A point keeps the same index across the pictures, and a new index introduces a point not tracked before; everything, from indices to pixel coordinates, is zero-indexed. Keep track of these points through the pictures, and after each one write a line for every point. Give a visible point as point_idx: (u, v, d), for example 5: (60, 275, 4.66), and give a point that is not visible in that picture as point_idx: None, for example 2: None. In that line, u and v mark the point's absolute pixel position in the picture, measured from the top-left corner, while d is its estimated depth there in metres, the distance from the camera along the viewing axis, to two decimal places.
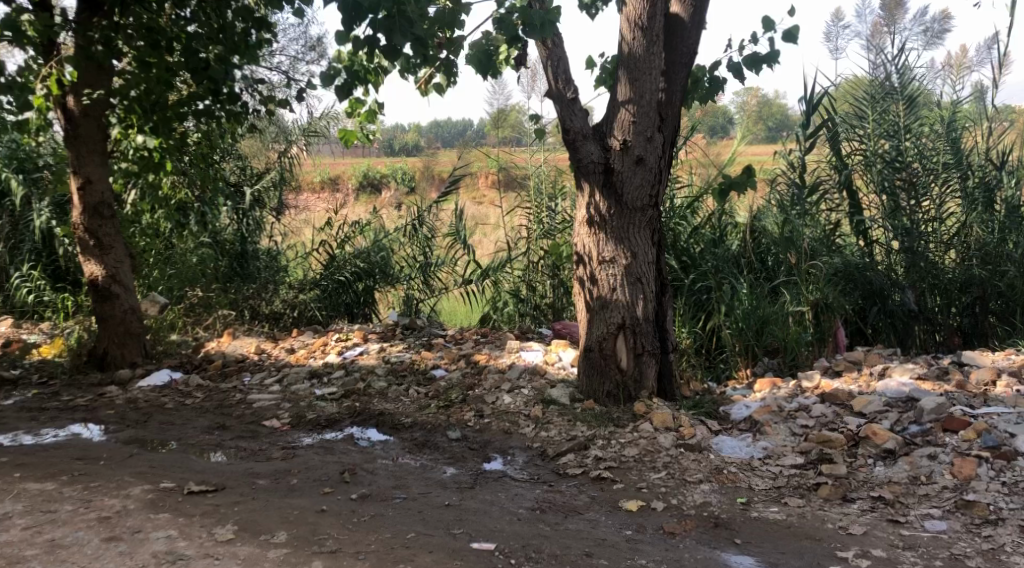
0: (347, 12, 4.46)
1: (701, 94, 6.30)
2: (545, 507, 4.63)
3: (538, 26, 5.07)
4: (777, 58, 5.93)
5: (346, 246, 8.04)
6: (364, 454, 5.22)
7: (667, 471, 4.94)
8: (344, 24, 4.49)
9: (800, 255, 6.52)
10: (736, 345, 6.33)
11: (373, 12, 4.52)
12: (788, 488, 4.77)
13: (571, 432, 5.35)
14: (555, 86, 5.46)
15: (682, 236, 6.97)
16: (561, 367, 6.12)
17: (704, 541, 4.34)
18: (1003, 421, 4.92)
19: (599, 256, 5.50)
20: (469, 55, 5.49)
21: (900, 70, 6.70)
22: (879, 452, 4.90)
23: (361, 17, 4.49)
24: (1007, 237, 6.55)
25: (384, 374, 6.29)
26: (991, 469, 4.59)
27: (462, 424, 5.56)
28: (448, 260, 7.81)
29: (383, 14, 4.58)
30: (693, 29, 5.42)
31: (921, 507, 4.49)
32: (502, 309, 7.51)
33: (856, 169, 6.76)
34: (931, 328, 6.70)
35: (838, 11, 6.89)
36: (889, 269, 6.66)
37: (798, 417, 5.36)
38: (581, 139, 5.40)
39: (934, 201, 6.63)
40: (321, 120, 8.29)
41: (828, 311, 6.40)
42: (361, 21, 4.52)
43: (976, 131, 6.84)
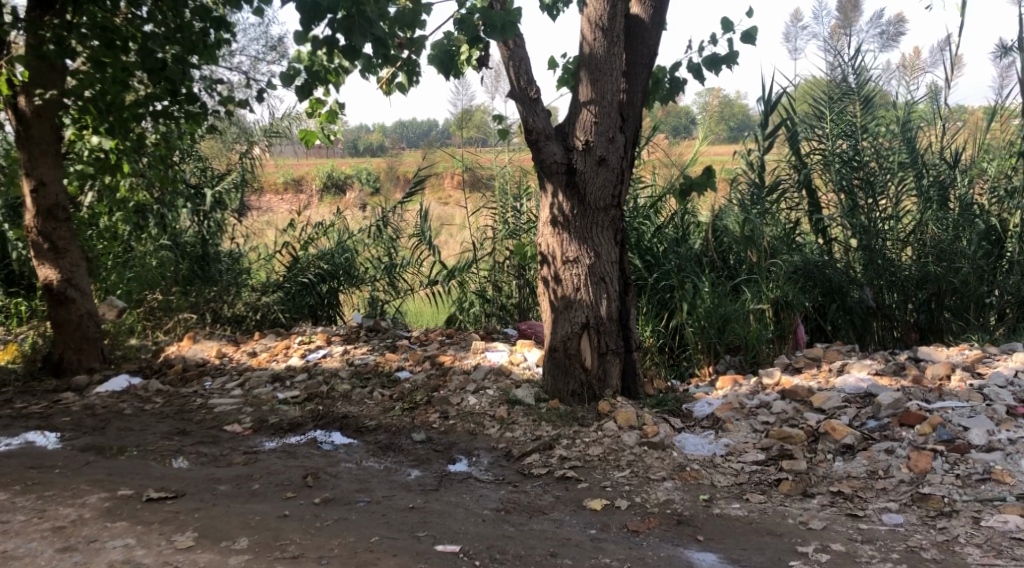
0: (305, 12, 4.47)
1: (661, 95, 6.34)
2: (510, 508, 4.64)
3: (499, 28, 5.07)
4: (737, 59, 6.01)
5: (310, 247, 7.98)
6: (328, 458, 5.20)
7: (631, 470, 4.98)
8: (302, 24, 4.50)
9: (759, 253, 6.61)
10: (699, 343, 6.40)
11: (331, 12, 4.51)
12: (750, 484, 4.83)
13: (536, 432, 5.37)
14: (518, 86, 5.43)
15: (646, 235, 7.00)
16: (526, 367, 6.11)
17: (667, 539, 4.38)
18: (957, 415, 5.01)
19: (563, 256, 5.52)
20: (431, 55, 5.47)
21: (856, 71, 6.82)
22: (838, 447, 4.97)
23: (319, 17, 4.50)
24: (961, 234, 6.58)
25: (348, 377, 6.26)
26: (946, 462, 4.67)
27: (427, 426, 5.55)
28: (414, 261, 7.76)
29: (342, 14, 4.56)
30: (652, 28, 5.47)
31: (879, 501, 4.56)
32: (468, 310, 7.49)
33: (815, 168, 6.85)
34: (889, 324, 6.81)
35: (796, 12, 6.97)
36: (847, 267, 6.78)
37: (760, 414, 5.42)
38: (544, 139, 5.39)
39: (891, 200, 6.71)
40: (283, 121, 8.21)
41: (788, 309, 6.51)
42: (320, 21, 4.52)
43: (932, 131, 6.90)
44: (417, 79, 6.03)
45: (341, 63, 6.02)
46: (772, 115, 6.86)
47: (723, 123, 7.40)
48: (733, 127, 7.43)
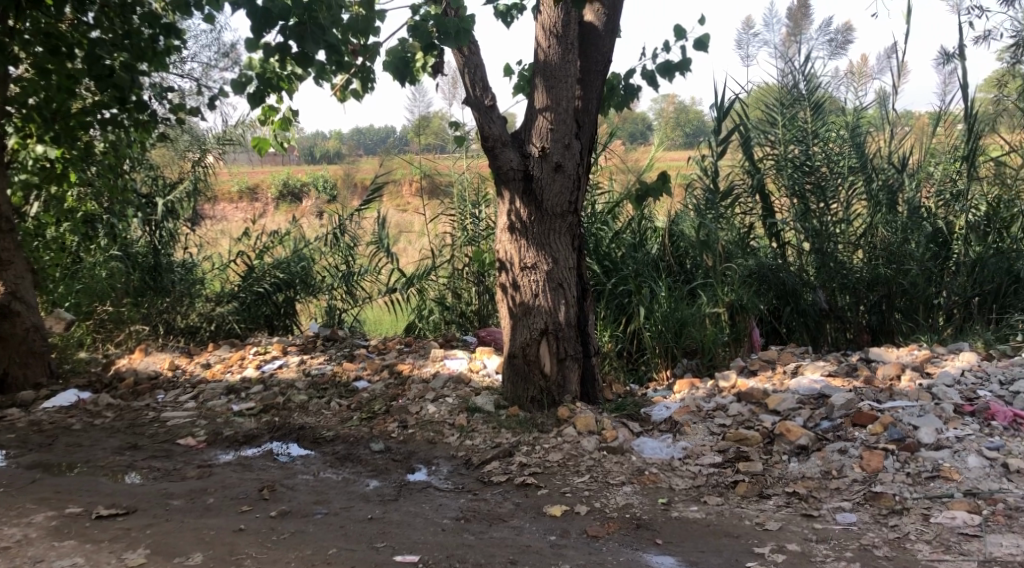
0: (256, 20, 4.43)
1: (616, 102, 6.40)
2: (470, 516, 4.63)
3: (453, 35, 5.06)
4: (690, 66, 6.08)
5: (266, 256, 7.91)
6: (284, 470, 5.15)
7: (590, 475, 5.00)
8: (253, 31, 4.45)
9: (715, 258, 6.71)
10: (656, 347, 6.44)
11: (283, 19, 4.47)
12: (708, 487, 4.87)
13: (495, 440, 5.37)
14: (473, 93, 5.44)
15: (604, 241, 7.04)
16: (485, 374, 6.09)
17: (627, 543, 4.40)
18: (907, 414, 5.10)
19: (521, 262, 5.53)
20: (385, 62, 5.47)
21: (807, 78, 6.93)
22: (793, 448, 5.03)
23: (270, 24, 4.45)
24: (909, 237, 6.67)
25: (304, 388, 6.20)
26: (897, 461, 4.75)
27: (385, 436, 5.52)
28: (372, 269, 7.68)
29: (294, 21, 4.53)
30: (607, 36, 5.50)
31: (833, 501, 4.62)
32: (427, 318, 7.45)
33: (768, 173, 6.96)
34: (841, 326, 6.92)
35: (748, 19, 7.06)
36: (800, 271, 6.90)
37: (716, 417, 5.47)
38: (500, 146, 5.40)
39: (842, 204, 6.84)
40: (236, 128, 8.09)
41: (743, 312, 6.58)
42: (271, 29, 4.47)
43: (880, 136, 7.00)
44: (371, 85, 5.96)
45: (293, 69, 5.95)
46: (725, 121, 6.91)
47: (678, 129, 7.46)
48: (687, 133, 7.45)
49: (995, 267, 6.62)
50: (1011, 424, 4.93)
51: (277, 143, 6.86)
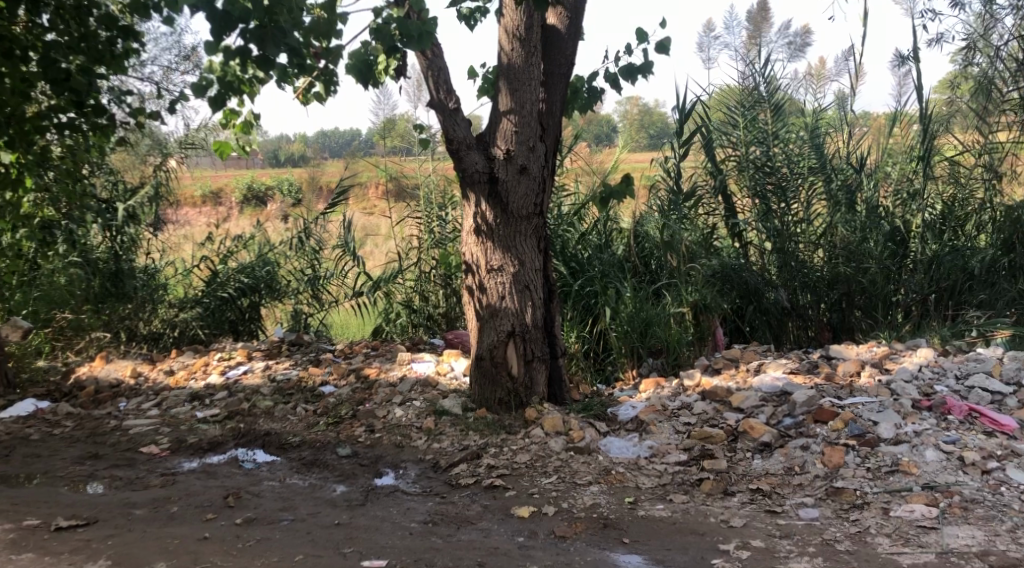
0: (216, 22, 4.42)
1: (580, 104, 6.43)
2: (438, 520, 4.65)
3: (416, 38, 5.04)
4: (652, 69, 6.14)
5: (230, 261, 7.87)
6: (249, 477, 5.14)
7: (557, 475, 5.03)
8: (213, 34, 4.45)
9: (678, 258, 6.76)
10: (623, 347, 6.50)
11: (244, 22, 4.47)
12: (673, 485, 4.92)
13: (463, 443, 5.39)
14: (437, 96, 5.43)
15: (571, 242, 7.08)
16: (453, 377, 6.11)
17: (594, 543, 4.44)
18: (867, 410, 5.19)
19: (487, 265, 5.55)
20: (348, 64, 5.25)
21: (767, 80, 7.00)
22: (756, 445, 5.10)
23: (231, 27, 4.45)
24: (869, 235, 6.79)
25: (270, 394, 6.18)
26: (857, 456, 4.84)
27: (352, 441, 5.51)
28: (337, 274, 7.64)
29: (255, 24, 4.53)
30: (569, 39, 5.57)
31: (796, 497, 4.70)
32: (394, 321, 7.48)
33: (730, 174, 7.05)
34: (803, 323, 7.00)
35: (709, 21, 7.13)
36: (762, 270, 6.97)
37: (681, 415, 5.53)
38: (465, 149, 5.40)
39: (803, 205, 6.94)
40: (199, 132, 8.14)
41: (707, 311, 6.67)
42: (232, 31, 4.47)
43: (839, 136, 7.08)
44: (333, 88, 5.87)
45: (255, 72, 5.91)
46: (687, 122, 7.02)
47: (643, 131, 7.54)
48: (651, 134, 7.43)
49: (951, 264, 6.74)
50: (967, 418, 5.04)
51: (238, 147, 6.81)
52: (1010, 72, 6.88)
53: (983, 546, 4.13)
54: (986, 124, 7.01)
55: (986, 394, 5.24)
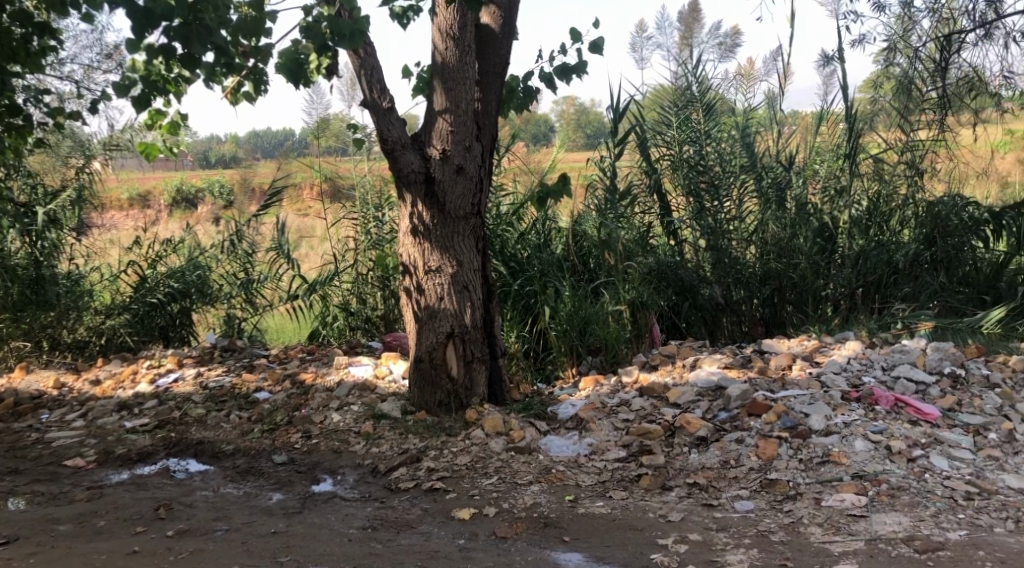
0: (137, 20, 4.30)
1: (516, 104, 6.43)
2: (377, 525, 4.62)
3: (347, 36, 4.92)
4: (586, 69, 6.19)
5: (159, 265, 7.67)
6: (181, 487, 5.05)
7: (498, 476, 5.04)
8: (134, 32, 4.33)
9: (615, 257, 6.84)
10: (562, 346, 6.53)
11: (166, 20, 4.36)
12: (613, 482, 4.97)
13: (403, 446, 5.36)
14: (370, 95, 5.34)
15: (510, 242, 7.09)
16: (391, 381, 6.07)
17: (535, 543, 4.46)
18: (799, 402, 5.30)
19: (425, 266, 5.53)
20: (278, 64, 5.00)
21: (699, 80, 7.11)
22: (693, 440, 5.18)
23: (153, 24, 4.33)
24: (798, 232, 6.98)
25: (202, 401, 6.07)
26: (790, 448, 4.94)
27: (288, 447, 5.45)
28: (272, 277, 7.56)
29: (179, 22, 4.43)
30: (503, 38, 5.56)
31: (731, 490, 4.77)
32: (331, 325, 7.35)
33: (664, 173, 7.16)
34: (737, 318, 7.15)
35: (641, 23, 7.22)
36: (698, 267, 7.06)
37: (620, 412, 5.58)
38: (400, 149, 5.34)
39: (735, 202, 7.04)
40: (124, 133, 7.91)
41: (644, 309, 6.72)
42: (154, 29, 4.36)
43: (768, 135, 7.23)
44: (264, 86, 5.70)
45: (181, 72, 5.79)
46: (620, 123, 7.11)
47: (580, 130, 7.62)
48: (587, 134, 7.52)
49: (877, 259, 6.91)
50: (894, 408, 5.19)
51: (165, 147, 6.75)
52: (928, 73, 7.27)
53: (910, 531, 4.25)
54: (908, 122, 7.18)
55: (911, 384, 5.39)
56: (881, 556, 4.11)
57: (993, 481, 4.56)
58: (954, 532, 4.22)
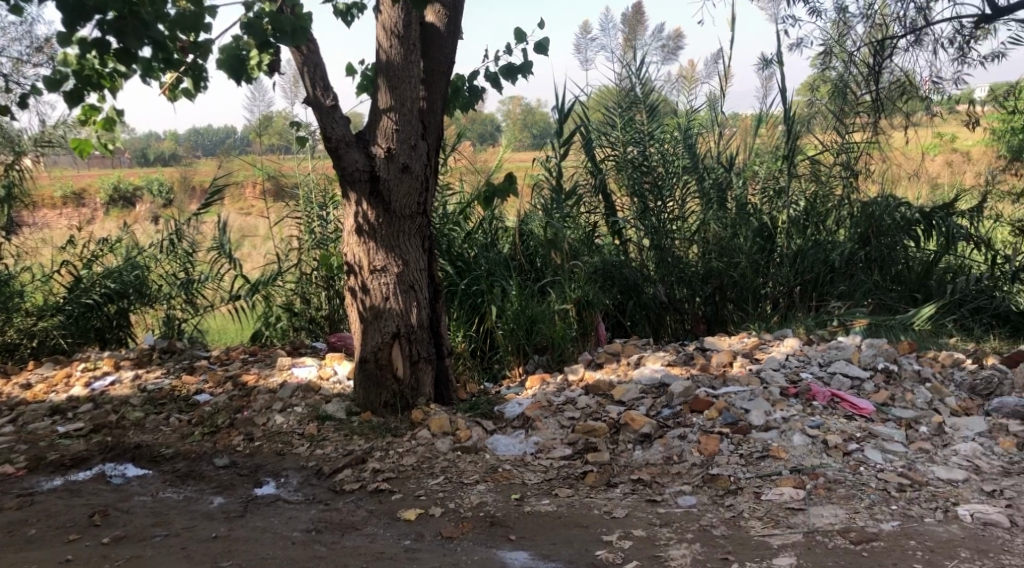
0: (69, 12, 4.25)
1: (461, 103, 6.42)
2: (321, 527, 4.60)
3: (290, 33, 4.83)
4: (531, 69, 6.22)
5: (94, 265, 7.50)
6: (118, 493, 4.97)
7: (444, 476, 5.05)
8: (66, 24, 4.27)
9: (562, 256, 6.85)
10: (509, 345, 6.55)
11: (100, 12, 4.29)
12: (558, 479, 5.00)
13: (347, 447, 5.34)
14: (314, 93, 5.29)
15: (457, 241, 7.07)
16: (336, 381, 6.03)
17: (481, 542, 4.47)
18: (740, 398, 5.39)
19: (370, 265, 5.49)
20: (219, 60, 4.84)
21: (642, 81, 7.18)
22: (637, 437, 5.23)
23: (85, 17, 4.27)
24: (738, 232, 7.10)
25: (140, 404, 5.97)
26: (731, 443, 5.03)
27: (230, 450, 5.39)
28: (213, 276, 7.43)
29: (114, 16, 4.35)
30: (448, 37, 5.54)
31: (674, 485, 4.84)
32: (274, 325, 7.27)
33: (610, 173, 7.24)
34: (680, 316, 7.23)
35: (585, 24, 7.27)
36: (642, 266, 7.16)
37: (566, 410, 5.62)
38: (344, 147, 5.28)
39: (678, 202, 7.15)
40: (56, 129, 7.63)
41: (590, 308, 6.78)
42: (86, 22, 4.30)
43: (710, 137, 7.35)
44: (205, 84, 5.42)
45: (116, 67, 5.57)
46: (566, 122, 7.10)
47: (525, 130, 7.69)
48: (534, 133, 7.59)
49: (814, 257, 7.08)
50: (831, 403, 5.31)
51: (99, 145, 6.58)
52: (862, 77, 7.39)
53: (845, 523, 4.35)
54: (844, 124, 7.30)
55: (847, 380, 5.53)
56: (818, 548, 4.20)
57: (924, 473, 4.69)
58: (887, 523, 4.33)
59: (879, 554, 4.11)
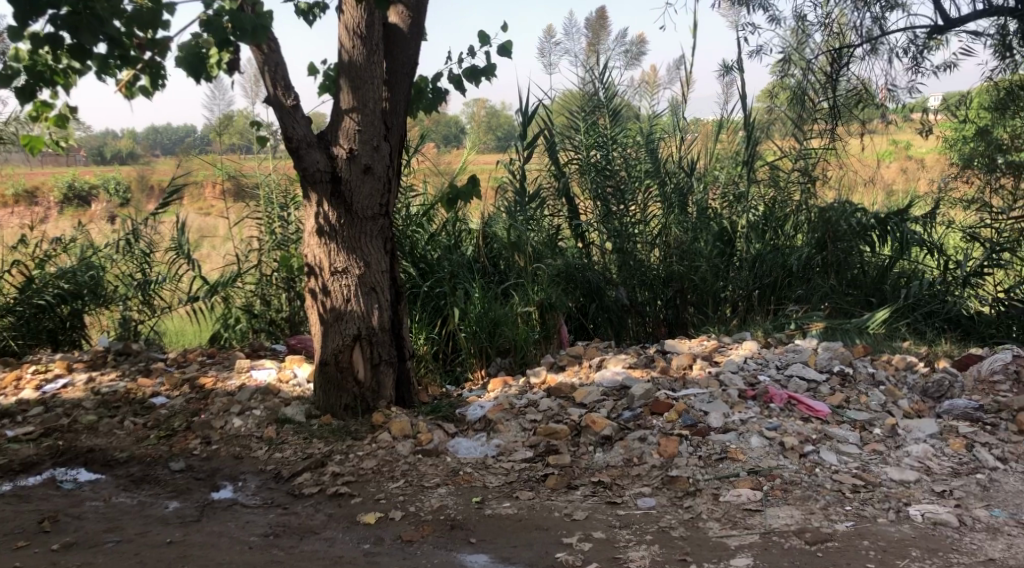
0: (20, 7, 4.17)
1: (425, 105, 6.39)
2: (279, 531, 4.57)
3: (249, 31, 4.77)
4: (495, 72, 6.21)
5: (47, 265, 7.26)
6: (70, 498, 4.90)
7: (405, 480, 5.03)
8: (17, 19, 4.20)
9: (524, 258, 6.89)
10: (471, 348, 6.54)
11: (53, 7, 4.23)
12: (519, 482, 5.00)
13: (306, 451, 5.30)
14: (274, 92, 5.23)
15: (420, 243, 7.01)
16: (296, 384, 5.99)
17: (441, 545, 4.47)
18: (699, 401, 5.44)
19: (331, 266, 5.46)
20: (178, 58, 4.77)
21: (605, 86, 7.21)
22: (598, 439, 5.25)
23: (37, 13, 4.21)
24: (699, 236, 7.17)
25: (93, 407, 5.89)
26: (690, 445, 5.07)
27: (186, 454, 5.33)
28: (171, 277, 7.32)
29: (67, 11, 4.29)
30: (412, 38, 5.53)
31: (634, 487, 4.87)
32: (234, 327, 7.23)
33: (572, 177, 7.28)
34: (641, 319, 7.28)
35: (549, 29, 7.30)
36: (604, 269, 7.18)
37: (528, 412, 5.62)
38: (305, 147, 5.25)
39: (640, 206, 7.20)
40: (8, 127, 7.51)
41: (552, 310, 6.80)
42: (39, 18, 4.23)
43: (672, 141, 7.37)
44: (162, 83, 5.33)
45: (69, 63, 5.43)
46: (530, 127, 7.21)
47: (491, 132, 7.60)
48: (499, 136, 7.53)
49: (772, 262, 7.22)
50: (787, 405, 5.37)
51: (51, 142, 6.50)
52: (820, 85, 7.33)
53: (801, 524, 4.41)
54: (802, 131, 7.31)
55: (803, 383, 5.60)
56: (774, 549, 4.25)
57: (878, 474, 4.76)
58: (842, 523, 4.39)
59: (833, 554, 4.16)
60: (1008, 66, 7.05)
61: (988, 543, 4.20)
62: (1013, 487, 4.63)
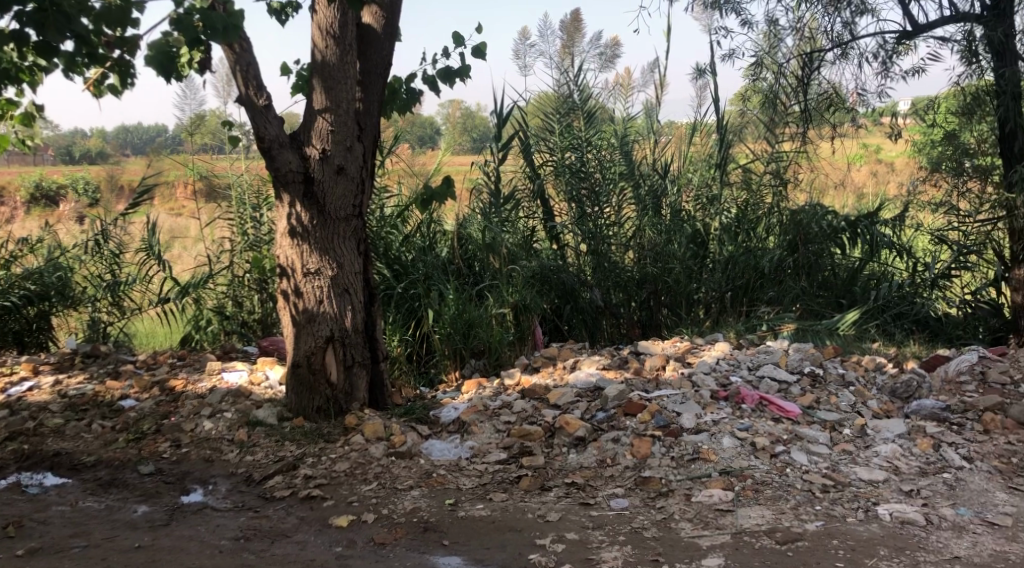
0: None
1: (399, 105, 6.33)
2: (250, 535, 4.54)
3: (220, 31, 4.75)
4: (470, 73, 6.20)
5: (13, 266, 7.20)
6: (35, 503, 4.84)
7: (378, 482, 5.01)
8: None
9: (500, 259, 6.86)
10: (445, 349, 6.53)
11: (19, 4, 4.18)
12: (493, 484, 5.00)
13: (278, 453, 5.27)
14: (246, 91, 5.18)
15: (394, 245, 6.98)
16: (267, 386, 5.95)
17: (414, 547, 4.46)
18: (671, 402, 5.46)
19: (303, 268, 5.42)
20: (148, 56, 4.72)
21: (580, 88, 7.24)
22: (572, 440, 5.26)
23: (3, 9, 4.16)
24: (672, 238, 7.17)
25: (60, 410, 5.82)
26: (663, 446, 5.09)
27: (156, 457, 5.28)
28: (141, 279, 7.26)
29: (34, 8, 4.24)
30: (386, 39, 5.52)
31: (608, 488, 4.88)
32: (205, 329, 7.17)
33: (548, 179, 7.29)
34: (616, 320, 7.26)
35: (523, 31, 7.32)
36: (579, 270, 7.19)
37: (502, 414, 5.62)
38: (278, 147, 5.21)
39: (614, 208, 7.22)
40: None
41: (527, 312, 6.79)
42: (5, 14, 4.18)
43: (646, 144, 7.43)
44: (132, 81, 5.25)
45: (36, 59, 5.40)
46: (504, 128, 7.33)
47: (466, 134, 7.55)
48: (474, 137, 7.48)
49: (745, 263, 7.24)
50: (758, 406, 5.41)
51: (17, 141, 6.50)
52: (792, 88, 7.39)
53: (772, 524, 4.44)
54: (774, 134, 7.45)
55: (774, 383, 5.64)
56: (745, 549, 4.27)
57: (847, 474, 4.80)
58: (811, 523, 4.42)
59: (803, 554, 4.19)
60: (975, 71, 6.69)
61: (953, 541, 4.25)
62: (979, 486, 4.69)
